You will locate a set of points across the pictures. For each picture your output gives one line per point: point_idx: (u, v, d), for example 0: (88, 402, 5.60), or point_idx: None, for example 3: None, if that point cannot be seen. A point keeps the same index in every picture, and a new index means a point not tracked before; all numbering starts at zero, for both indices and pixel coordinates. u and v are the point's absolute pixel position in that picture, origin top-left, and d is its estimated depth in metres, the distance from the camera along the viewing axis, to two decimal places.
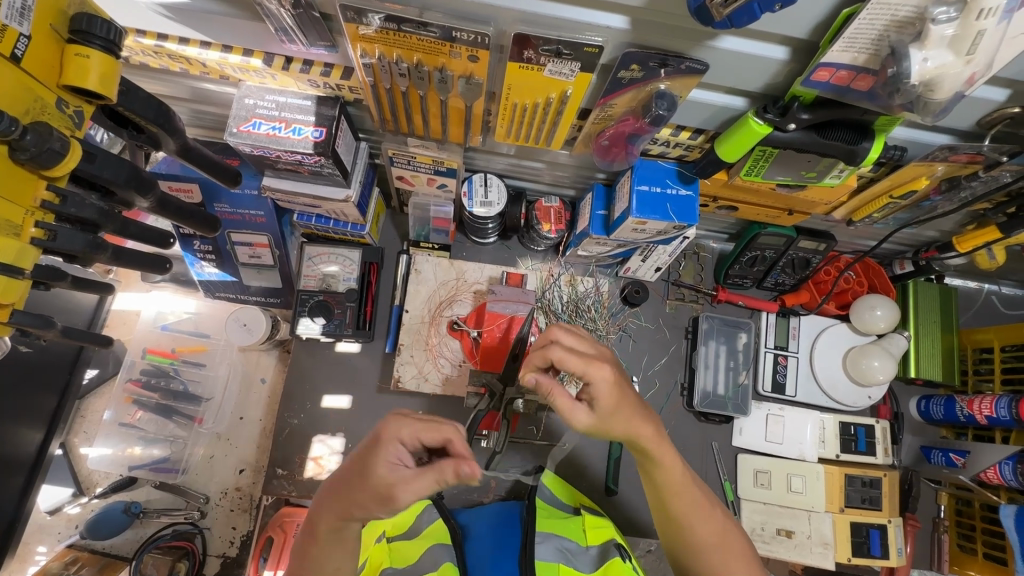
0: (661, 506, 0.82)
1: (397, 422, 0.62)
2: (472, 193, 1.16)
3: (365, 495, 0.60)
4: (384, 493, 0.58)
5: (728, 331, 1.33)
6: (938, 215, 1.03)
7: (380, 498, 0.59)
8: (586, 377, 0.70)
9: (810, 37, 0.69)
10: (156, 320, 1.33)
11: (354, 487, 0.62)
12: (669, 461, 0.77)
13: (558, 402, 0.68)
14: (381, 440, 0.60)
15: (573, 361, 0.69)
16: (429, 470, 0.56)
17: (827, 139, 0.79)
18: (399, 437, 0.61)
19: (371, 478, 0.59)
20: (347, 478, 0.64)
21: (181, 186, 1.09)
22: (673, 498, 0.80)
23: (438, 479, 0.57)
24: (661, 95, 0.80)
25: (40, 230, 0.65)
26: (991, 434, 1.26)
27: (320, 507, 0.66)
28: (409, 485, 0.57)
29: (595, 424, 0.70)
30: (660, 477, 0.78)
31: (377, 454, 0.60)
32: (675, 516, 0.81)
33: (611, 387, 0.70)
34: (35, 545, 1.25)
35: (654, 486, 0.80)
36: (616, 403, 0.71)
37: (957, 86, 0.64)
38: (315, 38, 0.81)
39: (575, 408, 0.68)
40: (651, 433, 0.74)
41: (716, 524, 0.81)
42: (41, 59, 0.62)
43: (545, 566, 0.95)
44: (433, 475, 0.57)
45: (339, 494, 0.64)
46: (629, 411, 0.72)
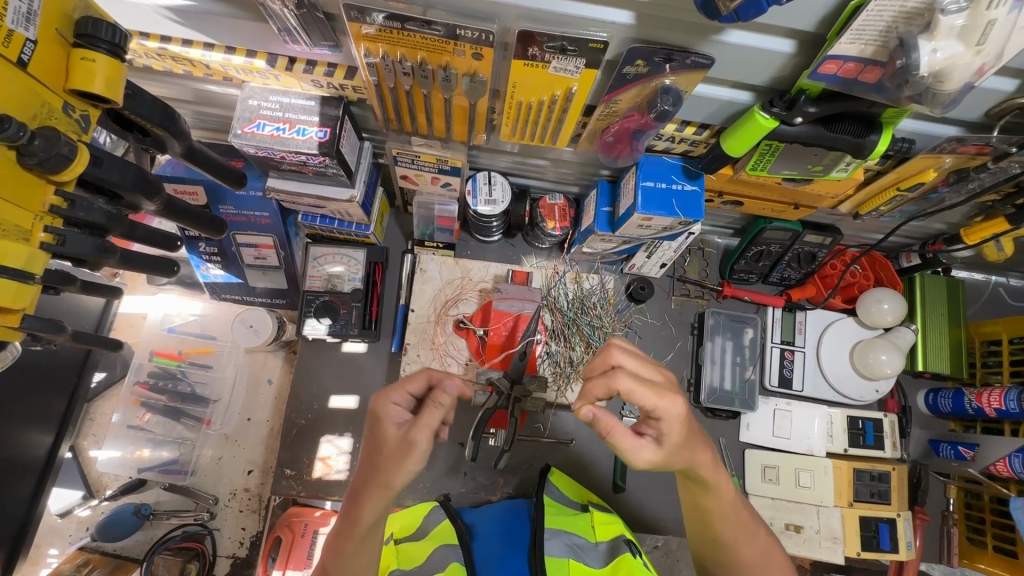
0: (710, 532, 0.87)
1: (387, 392, 0.73)
2: (476, 191, 1.16)
3: (388, 461, 0.69)
4: (402, 442, 0.69)
5: (734, 327, 1.33)
6: (946, 207, 1.03)
7: (401, 450, 0.69)
8: (655, 412, 0.71)
9: (816, 29, 0.69)
10: (163, 323, 1.32)
11: (376, 463, 0.71)
12: (722, 485, 0.82)
13: (622, 441, 0.71)
14: (377, 413, 0.72)
15: (646, 398, 0.70)
16: (429, 407, 0.69)
17: (834, 133, 0.79)
18: (394, 402, 0.73)
19: (386, 437, 0.70)
20: (368, 463, 0.72)
21: (186, 188, 1.09)
22: (723, 520, 0.85)
23: (438, 408, 0.69)
24: (666, 90, 0.79)
25: (49, 234, 0.65)
26: (1001, 426, 1.25)
27: (356, 498, 0.74)
28: (420, 426, 0.69)
29: (662, 459, 0.73)
30: (710, 501, 0.83)
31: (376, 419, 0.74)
32: (721, 539, 0.86)
33: (680, 424, 0.72)
34: (47, 548, 1.26)
35: (703, 509, 0.85)
36: (682, 438, 0.73)
37: (966, 77, 0.64)
38: (318, 37, 0.81)
39: (636, 447, 0.72)
40: (710, 466, 0.79)
41: (759, 544, 0.87)
42: (47, 64, 0.62)
43: (555, 562, 0.94)
44: (437, 407, 0.69)
45: (368, 476, 0.72)
46: (690, 447, 0.75)
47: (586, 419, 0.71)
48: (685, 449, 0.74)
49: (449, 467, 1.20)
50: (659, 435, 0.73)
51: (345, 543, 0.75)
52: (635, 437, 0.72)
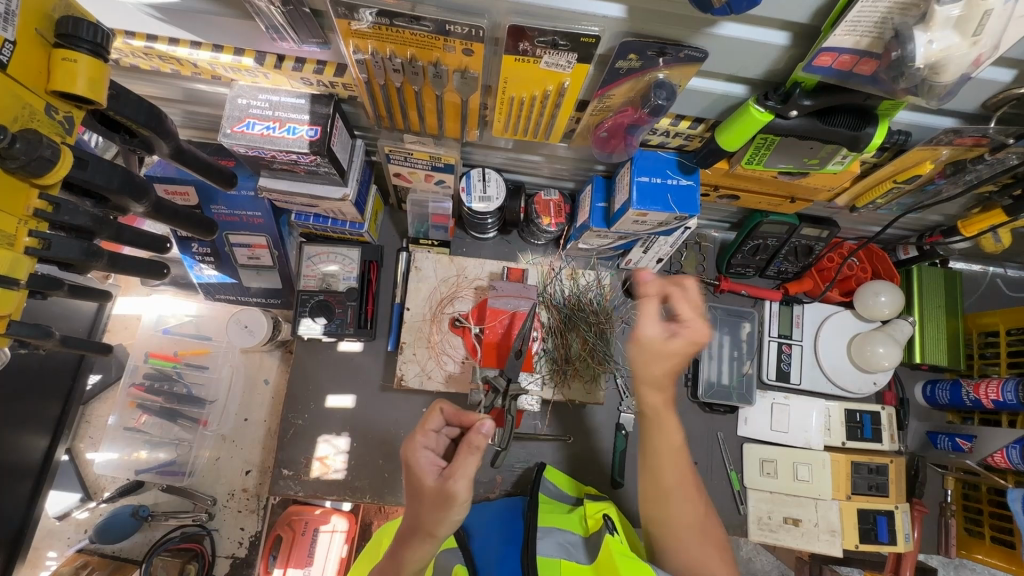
0: (653, 477, 0.89)
1: (414, 440, 0.82)
2: (470, 187, 1.15)
3: (430, 509, 0.74)
4: (440, 493, 0.74)
5: (731, 321, 1.33)
6: (943, 199, 1.02)
7: (441, 498, 0.74)
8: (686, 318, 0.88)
9: (811, 21, 0.68)
10: (158, 324, 1.35)
11: (420, 511, 0.76)
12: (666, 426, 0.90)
13: (642, 308, 0.88)
14: (412, 462, 0.80)
15: (682, 303, 0.88)
16: (460, 453, 0.75)
17: (830, 126, 0.78)
18: (423, 447, 0.82)
19: (425, 487, 0.77)
20: (415, 510, 0.78)
21: (177, 189, 1.08)
22: (661, 464, 0.89)
23: (472, 450, 0.75)
24: (659, 85, 0.79)
25: (35, 238, 0.64)
26: (998, 418, 1.25)
27: (402, 548, 0.77)
28: (457, 475, 0.74)
29: (660, 346, 0.87)
30: (664, 434, 0.90)
31: (414, 473, 0.79)
32: (660, 491, 0.88)
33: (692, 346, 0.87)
34: (46, 550, 1.26)
35: (650, 448, 0.90)
36: (681, 351, 0.86)
37: (963, 68, 0.62)
38: (306, 35, 0.80)
39: (649, 323, 0.88)
40: (659, 399, 0.90)
41: (697, 509, 0.87)
42: (28, 65, 0.61)
43: (548, 561, 0.92)
44: (468, 452, 0.75)
45: (412, 530, 0.76)
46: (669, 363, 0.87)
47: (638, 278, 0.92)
48: (661, 367, 0.87)
49: None
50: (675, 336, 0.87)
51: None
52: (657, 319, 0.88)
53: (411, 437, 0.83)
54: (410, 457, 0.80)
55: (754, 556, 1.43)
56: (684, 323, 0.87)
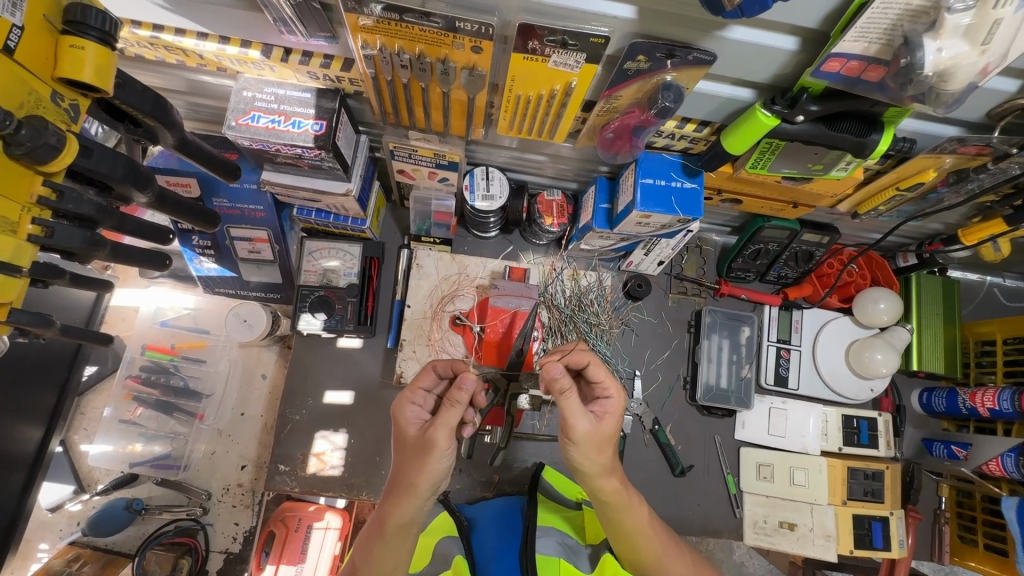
0: (637, 552, 0.88)
1: (402, 395, 0.83)
2: (473, 186, 1.14)
3: (415, 458, 0.77)
4: (423, 441, 0.76)
5: (731, 325, 1.33)
6: (945, 208, 1.03)
7: (423, 447, 0.76)
8: (605, 390, 0.84)
9: (820, 27, 0.68)
10: (155, 316, 1.31)
11: (404, 462, 0.79)
12: (631, 509, 0.85)
13: (570, 403, 0.76)
14: (401, 416, 0.81)
15: (600, 371, 0.84)
16: (443, 406, 0.76)
17: (835, 131, 0.78)
18: (411, 402, 0.83)
19: (410, 437, 0.79)
20: (399, 463, 0.80)
21: (178, 180, 1.06)
22: (645, 542, 0.87)
23: (450, 403, 0.75)
24: (667, 87, 0.79)
25: (37, 226, 0.64)
26: (993, 426, 1.26)
27: (389, 499, 0.79)
28: (439, 427, 0.75)
29: (592, 434, 0.78)
30: (631, 520, 0.85)
31: (400, 425, 0.81)
32: (648, 559, 0.89)
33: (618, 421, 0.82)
34: (38, 542, 1.25)
35: (622, 531, 0.86)
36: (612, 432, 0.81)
37: (970, 77, 0.63)
38: (314, 28, 0.80)
39: (580, 416, 0.77)
40: (613, 486, 0.83)
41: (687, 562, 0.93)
42: (35, 51, 0.60)
43: (547, 560, 0.92)
44: (450, 405, 0.75)
45: (398, 480, 0.78)
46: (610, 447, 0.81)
47: (552, 374, 0.77)
48: (603, 451, 0.80)
49: None
50: (601, 414, 0.82)
51: (373, 540, 0.80)
52: (581, 407, 0.78)
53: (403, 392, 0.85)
54: (398, 412, 0.82)
55: (747, 559, 1.40)
56: (608, 395, 0.84)
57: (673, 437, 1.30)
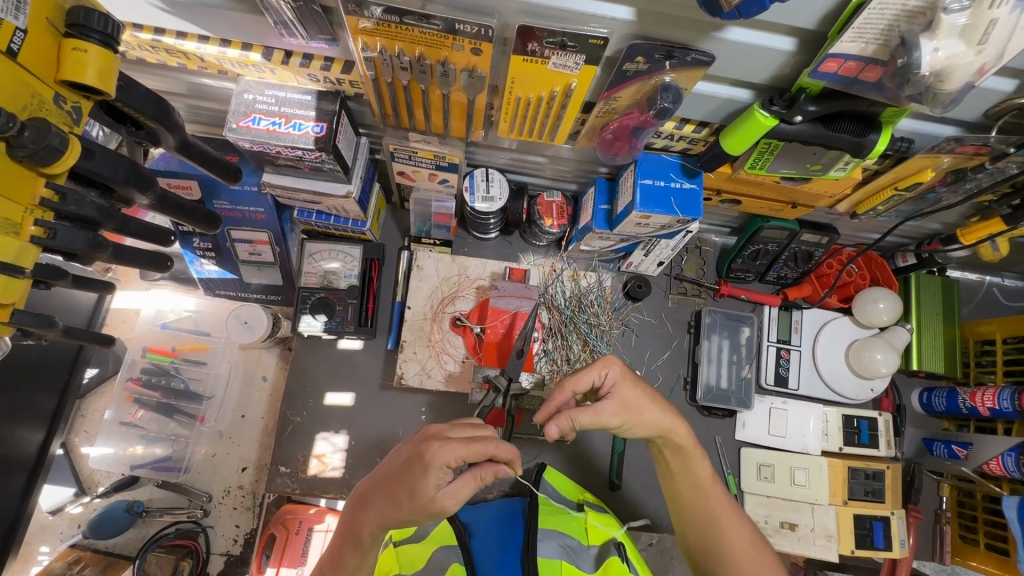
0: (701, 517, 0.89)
1: (443, 450, 0.72)
2: (473, 187, 1.15)
3: (413, 508, 0.73)
4: (432, 506, 0.72)
5: (731, 325, 1.33)
6: (943, 207, 1.03)
7: (429, 509, 0.73)
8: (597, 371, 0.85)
9: (817, 28, 0.69)
10: (156, 319, 1.31)
11: (402, 499, 0.73)
12: (699, 463, 0.89)
13: (585, 418, 0.81)
14: (429, 465, 0.72)
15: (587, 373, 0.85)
16: (473, 476, 0.75)
17: (834, 131, 0.79)
18: (445, 455, 0.72)
19: (421, 493, 0.72)
20: (396, 493, 0.74)
21: (179, 183, 1.07)
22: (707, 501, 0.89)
23: (478, 481, 0.75)
24: (665, 88, 0.80)
25: (40, 228, 0.64)
26: (994, 425, 1.26)
27: (364, 509, 0.76)
28: (456, 495, 0.73)
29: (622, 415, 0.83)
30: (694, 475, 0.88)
31: (424, 476, 0.71)
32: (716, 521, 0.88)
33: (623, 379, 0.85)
34: (38, 545, 1.25)
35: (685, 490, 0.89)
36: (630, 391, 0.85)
37: (966, 77, 0.63)
38: (315, 31, 0.80)
39: (599, 412, 0.82)
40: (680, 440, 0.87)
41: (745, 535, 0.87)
42: (38, 54, 0.61)
43: (549, 563, 0.94)
44: (474, 478, 0.75)
45: (385, 505, 0.75)
46: (644, 394, 0.86)
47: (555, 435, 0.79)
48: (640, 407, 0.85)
49: None
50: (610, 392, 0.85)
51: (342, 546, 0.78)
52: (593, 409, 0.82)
53: (446, 441, 0.74)
54: (430, 460, 0.72)
55: None
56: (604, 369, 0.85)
57: None
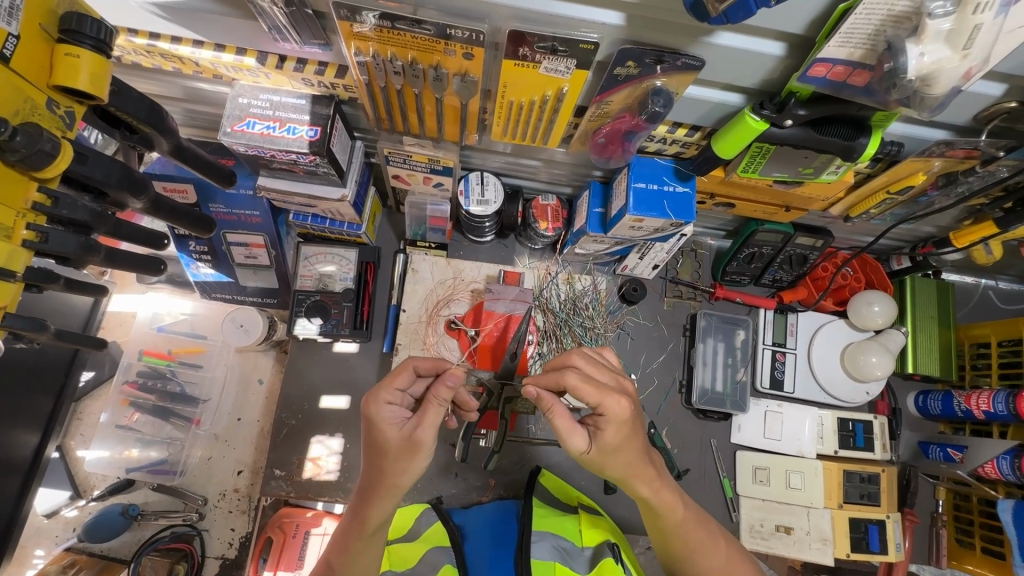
0: (667, 544, 0.90)
1: (376, 395, 0.77)
2: (468, 191, 1.15)
3: (399, 460, 0.76)
4: (409, 442, 0.75)
5: (726, 328, 1.33)
6: (936, 211, 1.04)
7: (409, 449, 0.75)
8: (599, 404, 0.74)
9: (806, 32, 0.69)
10: (153, 321, 1.33)
11: (384, 462, 0.77)
12: (670, 508, 0.85)
13: (558, 421, 0.76)
14: (374, 418, 0.77)
15: (587, 392, 0.74)
16: (430, 404, 0.75)
17: (824, 135, 0.79)
18: (387, 401, 0.77)
19: (390, 440, 0.76)
20: (377, 464, 0.78)
21: (175, 187, 1.08)
22: (675, 538, 0.88)
23: (437, 402, 0.75)
24: (657, 92, 0.79)
25: (32, 231, 0.64)
26: (989, 428, 1.26)
27: (365, 499, 0.79)
28: (424, 425, 0.75)
29: (596, 453, 0.78)
30: (666, 519, 0.86)
31: (377, 427, 0.76)
32: (678, 551, 0.89)
33: (619, 426, 0.75)
34: (33, 548, 1.25)
35: (658, 525, 0.88)
36: (619, 440, 0.76)
37: (954, 81, 0.64)
38: (308, 36, 0.81)
39: (574, 434, 0.77)
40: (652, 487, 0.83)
41: (721, 556, 0.89)
42: (30, 59, 0.61)
43: (542, 564, 0.95)
44: (435, 404, 0.75)
45: (375, 479, 0.78)
46: (630, 446, 0.78)
47: (530, 398, 0.76)
48: (621, 455, 0.78)
49: (439, 467, 1.20)
50: (599, 431, 0.76)
51: (351, 538, 0.81)
52: (574, 425, 0.76)
53: (377, 390, 0.79)
54: (373, 413, 0.77)
55: None
56: (604, 406, 0.74)
57: (669, 441, 1.30)
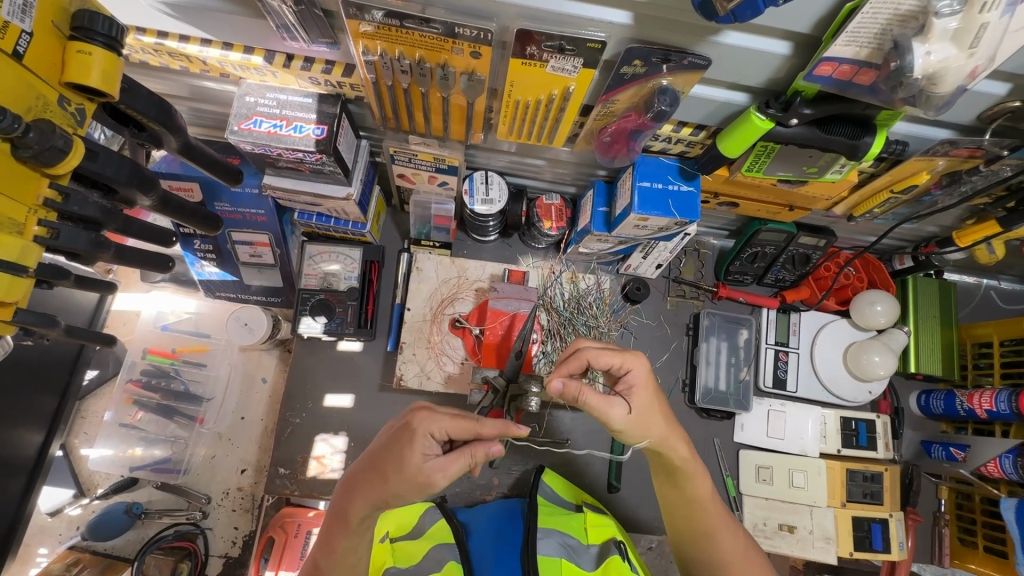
0: (691, 522, 0.89)
1: (428, 418, 0.72)
2: (473, 190, 1.15)
3: (404, 483, 0.72)
4: (421, 478, 0.71)
5: (729, 328, 1.34)
6: (939, 210, 1.04)
7: (418, 483, 0.71)
8: (623, 367, 0.81)
9: (812, 31, 0.69)
10: (156, 320, 1.32)
11: (389, 475, 0.73)
12: (697, 478, 0.87)
13: (592, 402, 0.76)
14: (413, 435, 0.71)
15: (608, 358, 0.80)
16: (467, 455, 0.71)
17: (829, 134, 0.80)
18: (429, 426, 0.72)
19: (409, 465, 0.71)
20: (380, 471, 0.74)
21: (181, 185, 1.08)
22: (700, 514, 0.88)
23: (472, 459, 0.71)
24: (663, 91, 0.81)
25: (43, 227, 0.65)
26: (991, 427, 1.26)
27: (354, 492, 0.76)
28: (447, 471, 0.71)
29: (631, 422, 0.80)
30: (692, 491, 0.87)
31: (409, 446, 0.71)
32: (703, 530, 0.88)
33: (646, 381, 0.82)
34: (37, 547, 1.25)
35: (682, 500, 0.89)
36: (648, 398, 0.81)
37: (959, 80, 0.64)
38: (317, 34, 0.81)
39: (610, 408, 0.78)
40: (684, 452, 0.85)
41: (739, 543, 0.89)
42: (42, 56, 0.61)
43: (549, 561, 0.95)
44: (470, 458, 0.71)
45: (371, 482, 0.75)
46: (658, 410, 0.82)
47: (556, 391, 0.75)
48: (654, 419, 0.81)
49: None
50: (630, 394, 0.81)
51: (338, 532, 0.79)
52: (607, 401, 0.78)
53: (433, 410, 0.74)
54: (414, 430, 0.72)
55: None
56: (629, 368, 0.81)
57: None
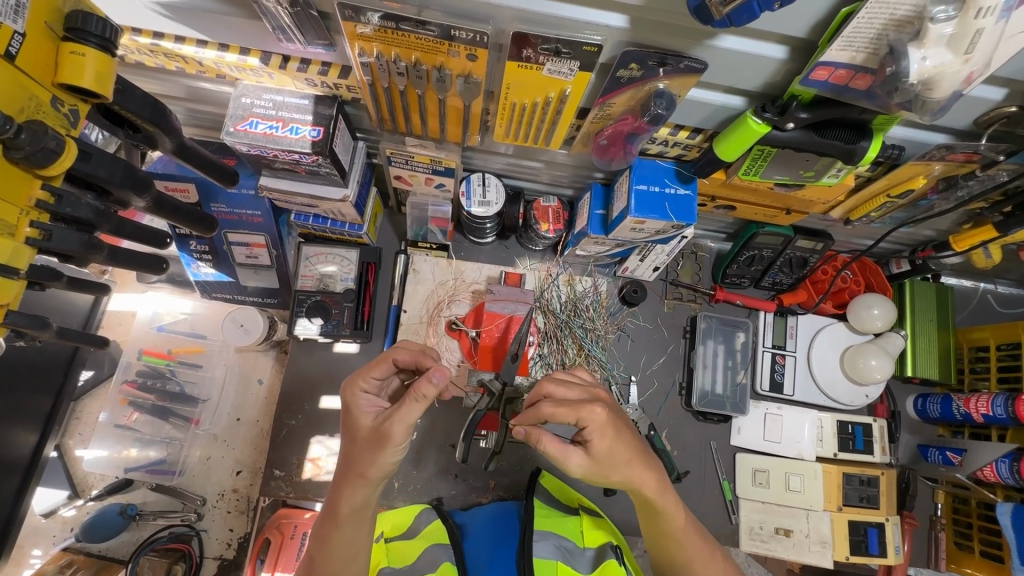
0: (668, 551, 0.90)
1: (355, 383, 0.80)
2: (470, 192, 1.15)
3: (368, 449, 0.75)
4: (376, 433, 0.74)
5: (726, 331, 1.33)
6: (935, 214, 1.04)
7: (377, 439, 0.74)
8: (579, 420, 0.75)
9: (809, 35, 0.69)
10: (153, 320, 1.32)
11: (355, 449, 0.78)
12: (671, 510, 0.85)
13: (550, 449, 0.77)
14: (350, 403, 0.79)
15: (550, 409, 0.75)
16: (408, 400, 0.73)
17: (826, 138, 0.79)
18: (364, 390, 0.80)
19: (362, 428, 0.77)
20: (349, 451, 0.79)
21: (176, 186, 1.08)
22: (676, 545, 0.88)
23: (420, 400, 0.72)
24: (659, 95, 0.80)
25: (35, 229, 0.65)
26: (987, 432, 1.26)
27: (337, 487, 0.80)
28: (394, 418, 0.73)
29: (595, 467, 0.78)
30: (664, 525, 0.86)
31: (353, 413, 0.78)
32: (679, 560, 0.89)
33: (603, 432, 0.75)
34: (30, 548, 1.24)
35: (660, 530, 0.88)
36: (609, 446, 0.76)
37: (955, 85, 0.64)
38: (312, 36, 0.81)
39: (569, 455, 0.78)
40: (653, 487, 0.82)
41: (718, 565, 0.91)
42: (35, 58, 0.61)
43: (544, 563, 0.95)
44: (415, 400, 0.72)
45: (346, 467, 0.79)
46: (625, 453, 0.77)
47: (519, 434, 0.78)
48: (619, 462, 0.77)
49: (439, 468, 1.20)
50: (588, 444, 0.77)
51: (329, 528, 0.80)
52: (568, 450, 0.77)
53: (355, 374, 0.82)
54: (350, 400, 0.79)
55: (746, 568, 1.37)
56: (584, 420, 0.74)
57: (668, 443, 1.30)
